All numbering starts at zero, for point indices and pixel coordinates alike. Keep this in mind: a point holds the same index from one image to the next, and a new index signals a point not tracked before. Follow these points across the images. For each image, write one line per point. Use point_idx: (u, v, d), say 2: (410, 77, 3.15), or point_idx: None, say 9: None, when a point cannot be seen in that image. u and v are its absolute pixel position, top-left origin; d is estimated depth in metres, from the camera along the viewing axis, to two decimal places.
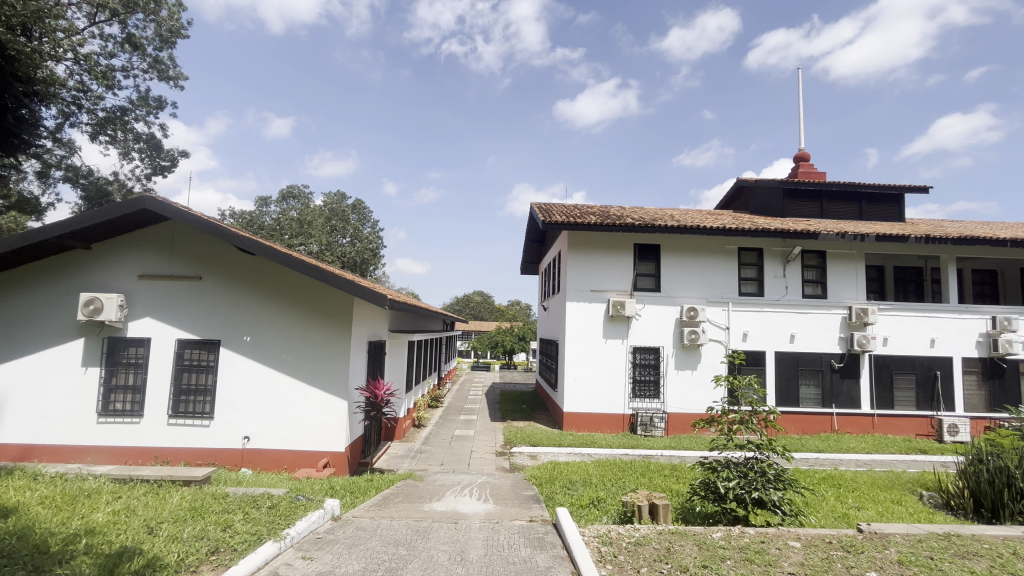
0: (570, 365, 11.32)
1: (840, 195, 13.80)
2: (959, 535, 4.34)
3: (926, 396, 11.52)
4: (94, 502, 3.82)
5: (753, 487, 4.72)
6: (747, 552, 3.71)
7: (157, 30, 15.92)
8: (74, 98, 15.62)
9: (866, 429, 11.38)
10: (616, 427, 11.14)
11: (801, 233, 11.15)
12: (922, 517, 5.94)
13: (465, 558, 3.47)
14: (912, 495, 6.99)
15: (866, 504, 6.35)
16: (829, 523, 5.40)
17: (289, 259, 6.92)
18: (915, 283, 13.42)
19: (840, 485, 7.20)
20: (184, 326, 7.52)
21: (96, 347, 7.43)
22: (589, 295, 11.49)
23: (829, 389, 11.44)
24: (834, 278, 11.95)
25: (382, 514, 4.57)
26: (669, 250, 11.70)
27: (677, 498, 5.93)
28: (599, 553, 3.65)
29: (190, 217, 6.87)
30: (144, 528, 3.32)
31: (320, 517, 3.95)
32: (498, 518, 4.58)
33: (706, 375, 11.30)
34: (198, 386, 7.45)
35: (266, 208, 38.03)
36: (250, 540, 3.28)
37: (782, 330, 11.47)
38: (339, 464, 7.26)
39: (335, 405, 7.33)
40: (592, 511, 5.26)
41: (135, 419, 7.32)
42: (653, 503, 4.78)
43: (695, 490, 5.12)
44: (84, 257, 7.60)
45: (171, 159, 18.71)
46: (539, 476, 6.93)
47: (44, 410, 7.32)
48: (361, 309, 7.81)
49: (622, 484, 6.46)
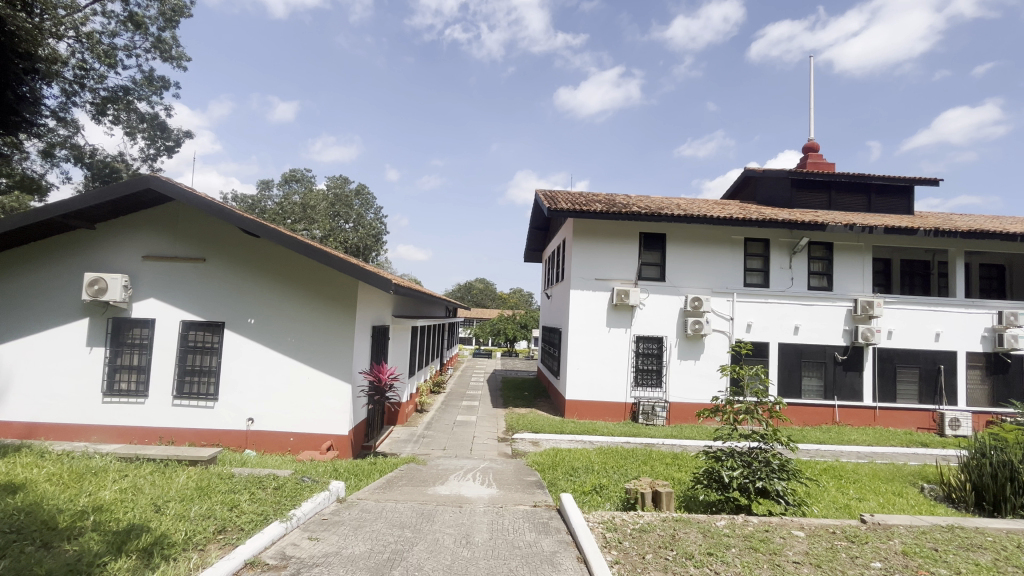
0: (573, 354, 11.33)
1: (849, 186, 13.69)
2: (963, 528, 4.32)
3: (928, 390, 11.52)
4: (101, 480, 3.75)
5: (758, 477, 4.74)
6: (751, 540, 3.71)
7: (160, 9, 15.79)
8: (76, 77, 15.59)
9: (867, 421, 11.40)
10: (618, 416, 11.18)
11: (808, 224, 11.06)
12: (923, 509, 6.01)
13: (470, 542, 3.47)
14: (913, 487, 7.03)
15: (867, 496, 6.40)
16: (831, 514, 5.45)
17: (294, 242, 6.89)
18: (922, 276, 13.34)
19: (841, 476, 7.24)
20: (188, 307, 7.52)
21: (101, 327, 7.46)
22: (593, 283, 11.44)
23: (832, 381, 11.44)
24: (841, 270, 11.85)
25: (386, 497, 4.57)
26: (675, 239, 11.63)
27: (680, 486, 5.94)
28: (604, 539, 3.65)
29: (194, 198, 6.84)
30: (151, 507, 3.32)
31: (325, 499, 3.95)
32: (502, 502, 4.59)
33: (709, 366, 11.30)
34: (203, 367, 7.48)
35: (269, 192, 37.84)
36: (256, 520, 3.28)
37: (786, 321, 11.44)
38: (343, 447, 7.29)
39: (338, 388, 7.36)
40: (595, 498, 5.30)
41: (140, 399, 7.37)
42: (655, 491, 4.81)
43: (699, 479, 5.14)
44: (88, 237, 7.58)
45: (175, 140, 18.62)
46: (541, 462, 6.98)
47: (48, 388, 7.37)
48: (364, 293, 7.77)
49: (624, 472, 6.48)
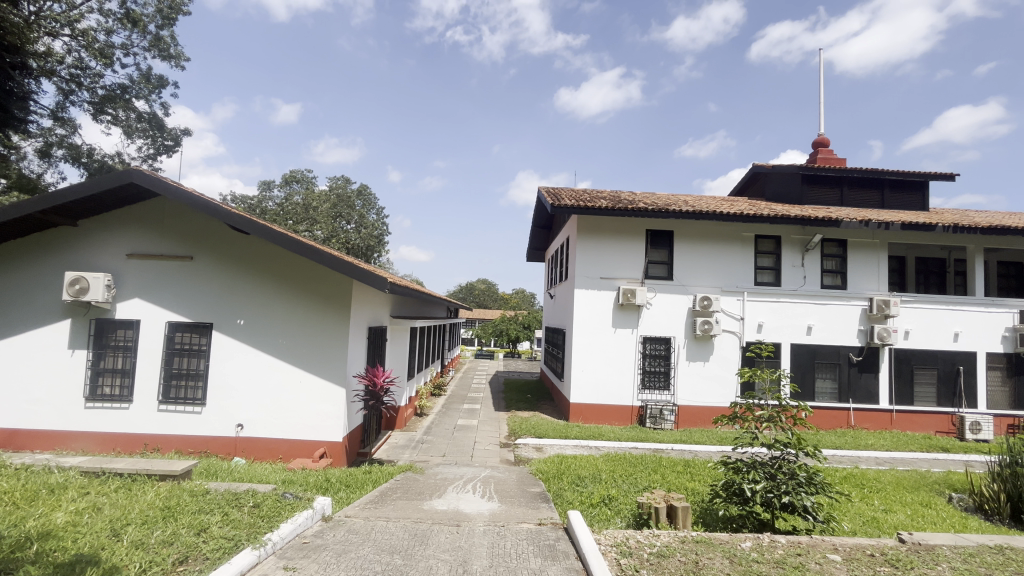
0: (577, 355, 10.93)
1: (861, 181, 13.26)
2: (1014, 549, 3.91)
3: (947, 392, 11.09)
4: (56, 500, 3.36)
5: (783, 491, 4.32)
6: (784, 567, 3.31)
7: (157, 6, 15.49)
8: (72, 76, 15.30)
9: (884, 425, 10.97)
10: (624, 420, 10.78)
11: (821, 220, 10.63)
12: (956, 522, 5.59)
13: (467, 571, 3.08)
14: (940, 497, 6.61)
15: (894, 507, 5.99)
16: (861, 529, 5.03)
17: (285, 239, 6.53)
18: (938, 274, 12.90)
19: (863, 486, 6.82)
20: (175, 308, 7.16)
21: (83, 328, 7.10)
22: (598, 283, 11.04)
23: (846, 383, 11.01)
24: (855, 268, 11.43)
25: (377, 514, 4.17)
26: (683, 237, 11.23)
27: (694, 498, 5.54)
28: (617, 567, 3.25)
29: (180, 192, 6.47)
30: (106, 532, 2.93)
31: (308, 518, 3.57)
32: (504, 520, 4.19)
33: (719, 367, 10.89)
34: (190, 371, 7.11)
35: (270, 193, 37.56)
36: (226, 547, 2.89)
37: (799, 321, 11.02)
38: (336, 455, 6.91)
39: (332, 393, 6.98)
40: (604, 512, 4.91)
41: (124, 404, 7.01)
42: (671, 505, 4.41)
43: (717, 492, 4.73)
44: (71, 234, 7.23)
45: (174, 139, 18.28)
46: (545, 471, 6.59)
47: (29, 393, 7.02)
48: (360, 292, 7.39)
49: (634, 482, 6.08)
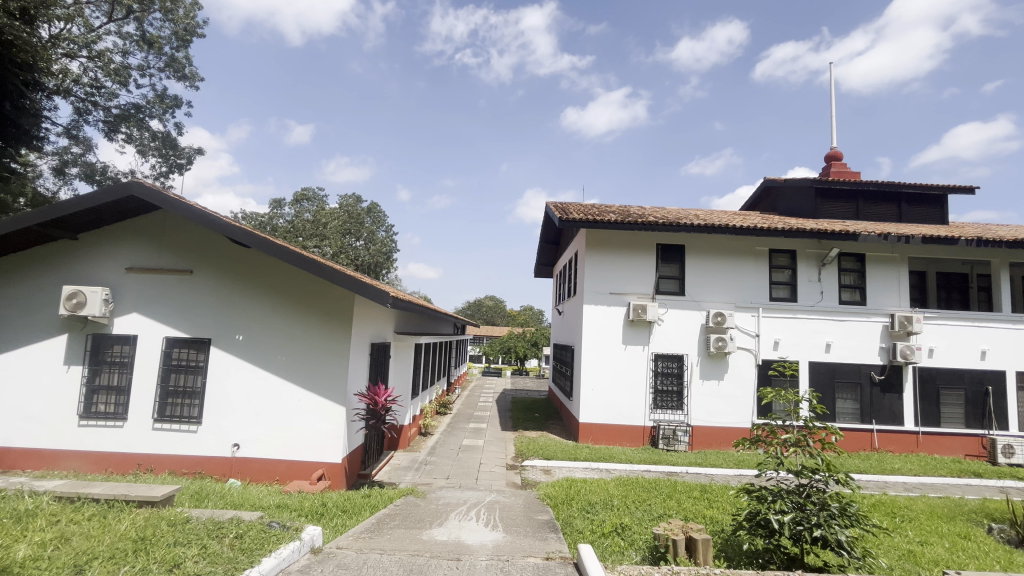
0: (586, 373, 10.58)
1: (877, 195, 12.93)
2: None
3: (976, 413, 10.56)
4: (22, 530, 3.10)
5: (814, 524, 3.94)
6: None
7: (172, 28, 15.75)
8: (88, 95, 15.50)
9: (909, 447, 10.44)
10: (636, 442, 10.36)
11: (839, 233, 10.29)
12: (1000, 556, 5.14)
13: None
14: (979, 527, 6.15)
15: (930, 539, 5.54)
16: (898, 565, 4.62)
17: (285, 252, 6.34)
18: (961, 290, 12.43)
19: (894, 514, 6.38)
20: (173, 323, 6.97)
21: (80, 344, 6.93)
22: (608, 298, 10.74)
23: (869, 404, 10.54)
24: (874, 283, 11.04)
25: (371, 545, 3.85)
26: (695, 251, 10.93)
27: (715, 530, 5.15)
28: None
29: (180, 205, 6.33)
30: (68, 569, 2.66)
31: (293, 552, 3.28)
32: (508, 553, 3.86)
33: (735, 386, 10.48)
34: (186, 388, 6.89)
35: (280, 211, 37.96)
36: None
37: (818, 338, 10.62)
38: (335, 477, 6.61)
39: (331, 411, 6.71)
40: (617, 543, 4.55)
41: (119, 422, 6.79)
42: (690, 537, 4.05)
43: (741, 524, 4.35)
44: (71, 248, 7.11)
45: (186, 158, 18.45)
46: (553, 496, 6.22)
47: (21, 410, 6.83)
48: (362, 307, 7.18)
49: (648, 509, 5.71)
